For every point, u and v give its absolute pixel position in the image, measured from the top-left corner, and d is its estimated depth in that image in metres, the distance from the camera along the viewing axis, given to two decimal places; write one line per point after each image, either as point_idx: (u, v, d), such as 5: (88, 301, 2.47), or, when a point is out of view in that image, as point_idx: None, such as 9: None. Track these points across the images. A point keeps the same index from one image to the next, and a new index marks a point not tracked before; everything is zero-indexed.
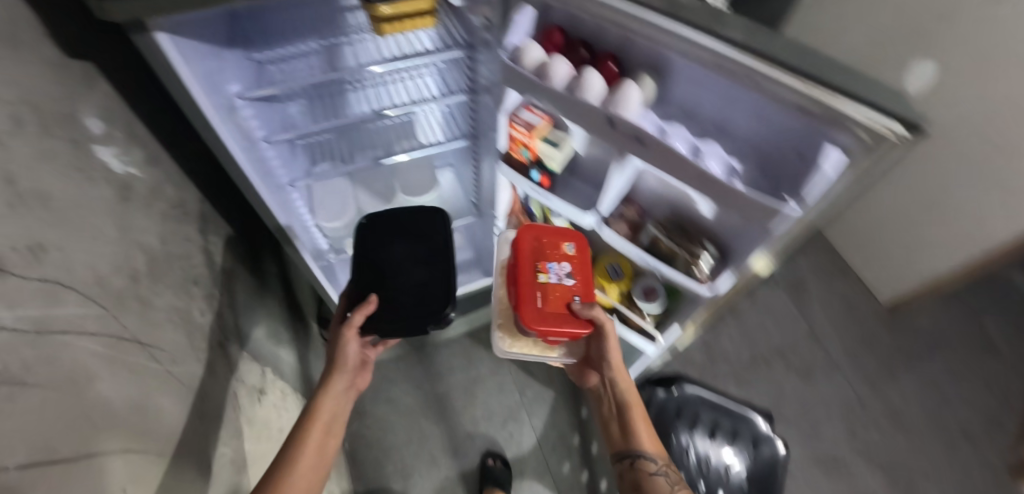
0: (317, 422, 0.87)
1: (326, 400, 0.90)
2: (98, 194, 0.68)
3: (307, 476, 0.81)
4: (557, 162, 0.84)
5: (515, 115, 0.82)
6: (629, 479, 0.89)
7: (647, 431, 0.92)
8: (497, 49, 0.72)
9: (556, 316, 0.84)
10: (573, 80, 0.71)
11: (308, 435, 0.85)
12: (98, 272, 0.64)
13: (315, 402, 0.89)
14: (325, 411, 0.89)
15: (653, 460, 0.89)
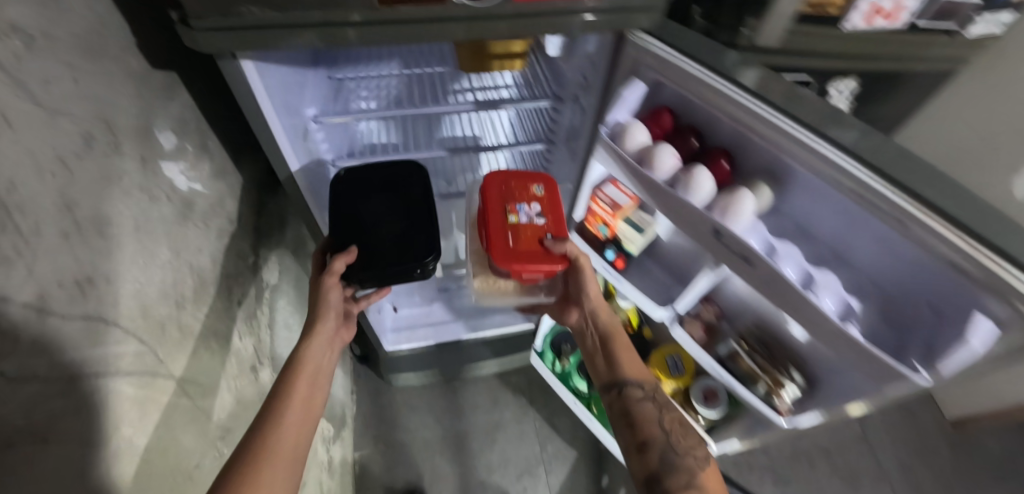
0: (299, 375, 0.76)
1: (309, 352, 0.79)
2: (158, 214, 0.66)
3: (297, 424, 0.69)
4: (637, 245, 0.77)
5: (601, 191, 0.78)
6: (617, 411, 0.79)
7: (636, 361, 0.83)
8: (600, 123, 0.67)
9: (528, 254, 0.72)
10: (679, 173, 0.63)
11: (295, 384, 0.74)
12: (146, 300, 0.62)
13: (298, 355, 0.79)
14: (309, 366, 0.78)
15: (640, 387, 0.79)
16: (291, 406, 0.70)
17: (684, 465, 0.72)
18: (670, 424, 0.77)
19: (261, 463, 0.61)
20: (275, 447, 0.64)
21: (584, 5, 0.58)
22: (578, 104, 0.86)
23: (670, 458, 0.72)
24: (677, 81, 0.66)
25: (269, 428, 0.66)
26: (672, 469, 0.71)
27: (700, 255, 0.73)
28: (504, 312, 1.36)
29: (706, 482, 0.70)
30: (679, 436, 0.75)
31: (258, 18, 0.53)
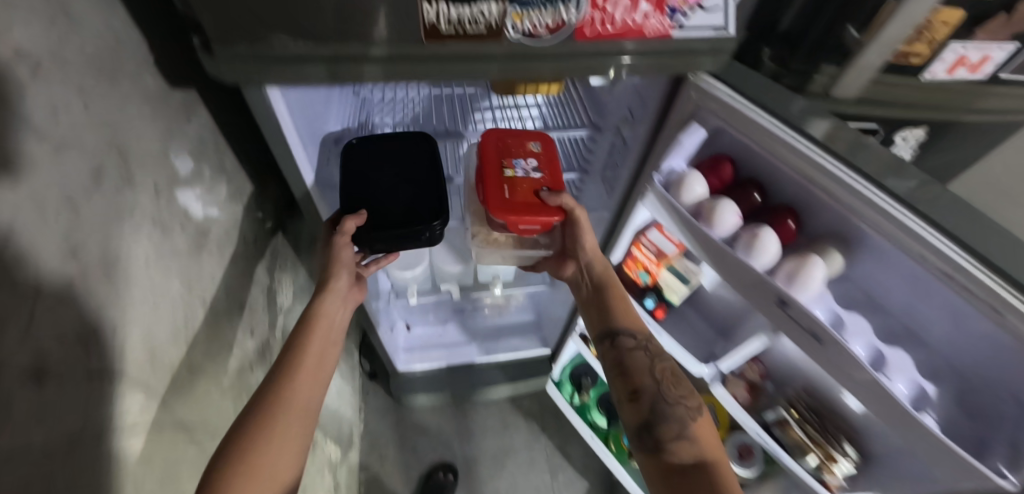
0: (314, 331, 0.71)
1: (323, 308, 0.74)
2: (170, 246, 0.61)
3: (312, 380, 0.67)
4: (681, 296, 0.73)
5: (645, 237, 0.73)
6: (610, 361, 0.71)
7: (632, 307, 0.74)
8: (654, 172, 0.62)
9: (524, 206, 0.69)
10: (744, 234, 0.57)
11: (307, 340, 0.70)
12: (155, 344, 0.57)
13: (316, 310, 0.73)
14: (325, 322, 0.73)
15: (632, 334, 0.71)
16: (305, 365, 0.67)
17: (676, 415, 0.65)
18: (662, 373, 0.69)
19: (272, 424, 0.60)
20: (286, 408, 0.62)
21: (651, 47, 0.52)
22: (620, 138, 0.80)
23: (660, 408, 0.65)
24: (744, 128, 0.60)
25: (281, 388, 0.63)
26: (662, 418, 0.65)
27: (751, 314, 0.67)
28: (520, 336, 1.34)
29: (699, 435, 0.63)
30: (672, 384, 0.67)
31: (288, 48, 0.47)
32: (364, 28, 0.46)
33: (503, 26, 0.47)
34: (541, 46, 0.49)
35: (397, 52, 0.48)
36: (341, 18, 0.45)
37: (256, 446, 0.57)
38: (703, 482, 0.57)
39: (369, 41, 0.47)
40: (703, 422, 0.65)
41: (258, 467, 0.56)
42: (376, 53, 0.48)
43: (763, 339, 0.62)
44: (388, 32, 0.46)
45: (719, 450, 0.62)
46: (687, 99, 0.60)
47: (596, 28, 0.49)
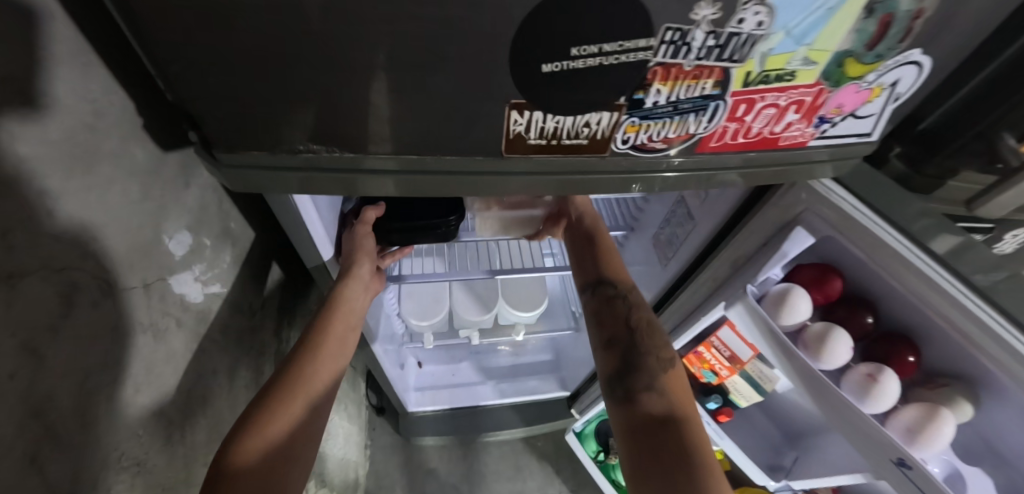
0: (339, 310, 0.69)
1: (349, 292, 0.71)
2: (162, 350, 0.52)
3: (333, 354, 0.65)
4: (751, 401, 0.65)
5: (715, 336, 0.63)
6: (597, 312, 0.68)
7: (616, 261, 0.72)
8: (748, 282, 0.53)
9: None
10: (858, 372, 0.48)
11: (333, 315, 0.68)
12: (153, 471, 0.49)
13: (341, 296, 0.70)
14: (349, 305, 0.71)
15: (609, 285, 0.69)
16: (330, 333, 0.66)
17: (648, 367, 0.63)
18: (637, 323, 0.66)
19: (287, 396, 0.57)
20: (304, 380, 0.59)
21: (780, 153, 0.42)
22: (685, 211, 0.73)
23: (633, 358, 0.63)
24: (866, 245, 0.49)
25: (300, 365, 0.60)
26: (634, 367, 0.63)
27: (834, 437, 0.60)
28: (538, 377, 1.34)
29: (672, 389, 0.61)
30: (645, 334, 0.65)
31: (313, 162, 0.36)
32: (415, 145, 0.35)
33: (610, 138, 0.36)
34: (650, 155, 0.38)
35: (451, 171, 0.38)
36: (389, 135, 0.34)
37: (269, 416, 0.54)
38: (671, 435, 0.55)
39: (419, 157, 0.36)
40: (678, 376, 0.64)
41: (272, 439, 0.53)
42: (424, 173, 0.38)
43: (859, 478, 0.53)
44: (446, 150, 0.36)
45: (691, 403, 0.60)
46: (760, 211, 0.56)
47: (724, 138, 0.38)
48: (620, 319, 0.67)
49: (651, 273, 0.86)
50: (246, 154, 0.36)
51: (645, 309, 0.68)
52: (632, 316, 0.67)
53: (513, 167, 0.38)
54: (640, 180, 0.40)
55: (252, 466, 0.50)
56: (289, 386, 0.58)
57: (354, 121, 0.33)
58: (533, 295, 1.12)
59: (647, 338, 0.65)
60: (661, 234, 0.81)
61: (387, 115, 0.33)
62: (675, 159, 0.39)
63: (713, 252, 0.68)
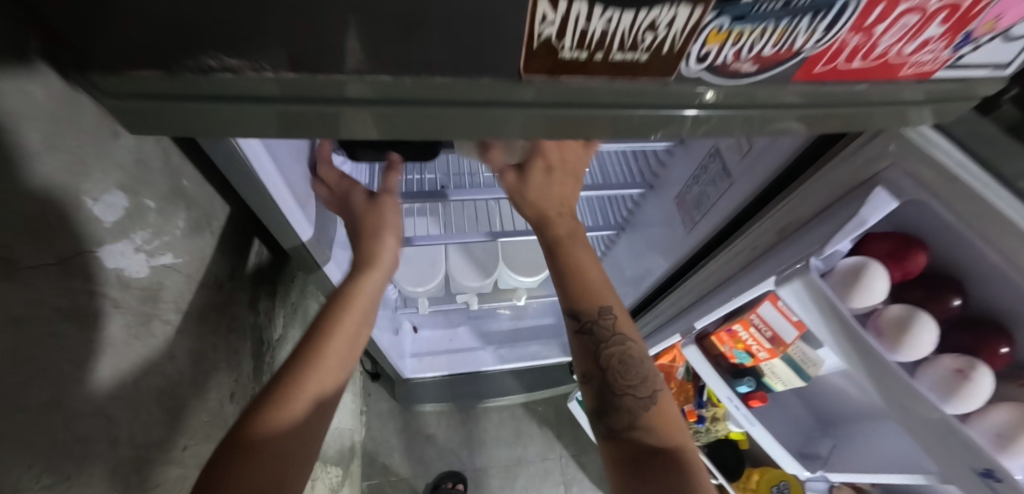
0: (347, 312, 0.57)
1: (358, 289, 0.59)
2: (92, 339, 0.43)
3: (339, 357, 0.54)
4: (789, 386, 0.58)
5: (754, 313, 0.54)
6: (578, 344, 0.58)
7: (587, 276, 0.59)
8: (813, 254, 0.43)
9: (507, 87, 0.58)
10: (944, 366, 0.40)
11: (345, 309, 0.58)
12: (95, 476, 0.43)
13: (351, 297, 0.59)
14: (358, 306, 0.59)
15: (576, 318, 0.58)
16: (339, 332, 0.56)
17: (627, 406, 0.55)
18: (612, 359, 0.57)
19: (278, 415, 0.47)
20: (292, 404, 0.48)
21: (873, 95, 0.32)
22: (720, 165, 0.61)
23: (610, 397, 0.55)
24: (967, 211, 0.39)
25: (289, 386, 0.49)
26: (612, 408, 0.55)
27: (883, 425, 0.54)
28: (540, 342, 1.28)
29: (660, 421, 0.54)
30: (620, 370, 0.56)
31: (235, 86, 0.24)
32: (384, 70, 0.24)
33: (680, 54, 0.24)
34: (734, 82, 0.27)
35: (440, 108, 0.27)
36: (338, 52, 0.23)
37: (247, 458, 0.43)
38: (657, 475, 0.48)
39: (391, 81, 0.25)
40: (665, 406, 0.55)
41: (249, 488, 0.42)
42: (402, 108, 0.27)
43: (918, 479, 0.45)
44: (431, 78, 0.25)
45: (681, 435, 0.54)
46: (828, 166, 0.46)
47: (835, 61, 0.27)
48: (592, 355, 0.57)
49: (673, 239, 0.76)
50: (130, 81, 0.24)
51: (620, 336, 0.57)
52: (604, 353, 0.57)
53: (531, 103, 0.27)
54: (696, 120, 0.30)
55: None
56: (274, 415, 0.47)
57: (280, 25, 0.21)
58: (536, 257, 1.03)
59: (621, 375, 0.56)
60: (687, 193, 0.70)
61: (331, 26, 0.21)
62: (709, 96, 0.28)
63: (756, 215, 0.57)
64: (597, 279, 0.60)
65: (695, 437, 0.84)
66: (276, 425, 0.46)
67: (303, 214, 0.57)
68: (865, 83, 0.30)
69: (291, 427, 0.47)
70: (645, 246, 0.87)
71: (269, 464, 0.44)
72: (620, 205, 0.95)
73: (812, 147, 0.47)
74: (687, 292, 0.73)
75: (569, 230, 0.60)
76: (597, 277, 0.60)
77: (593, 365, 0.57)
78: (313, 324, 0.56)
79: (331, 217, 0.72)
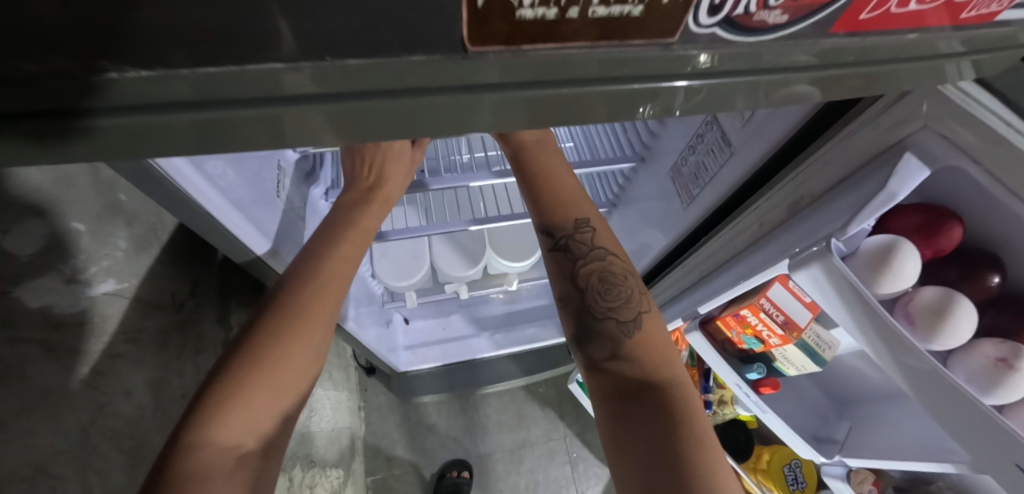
0: (350, 240, 0.54)
1: (363, 222, 0.56)
2: (14, 395, 0.38)
3: (326, 301, 0.50)
4: (802, 371, 0.54)
5: (764, 297, 0.50)
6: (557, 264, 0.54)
7: (560, 190, 0.55)
8: (833, 235, 0.38)
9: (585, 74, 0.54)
10: (983, 354, 0.36)
11: (340, 248, 0.53)
12: None
13: (356, 229, 0.55)
14: (360, 233, 0.55)
15: (552, 235, 0.54)
16: (326, 274, 0.51)
17: (611, 331, 0.51)
18: (591, 279, 0.53)
19: (261, 376, 0.44)
20: (298, 325, 0.48)
21: (906, 49, 0.26)
22: (719, 133, 0.55)
23: (591, 322, 0.51)
24: (1010, 175, 0.34)
25: (289, 307, 0.49)
26: (591, 334, 0.51)
27: (909, 407, 0.51)
28: (535, 324, 1.24)
29: (644, 352, 0.49)
30: (600, 289, 0.52)
31: (151, 93, 0.17)
32: (271, 64, 0.17)
33: (687, 4, 0.19)
34: (757, 39, 0.22)
35: (364, 112, 0.20)
36: (211, 37, 0.16)
37: (254, 378, 0.44)
38: (643, 406, 0.45)
39: (281, 71, 0.17)
40: (652, 329, 0.52)
41: (255, 407, 0.44)
42: (331, 117, 0.20)
43: (949, 468, 0.42)
44: (346, 76, 0.18)
45: (667, 366, 0.49)
46: (848, 129, 0.40)
47: (885, 5, 0.22)
48: (571, 274, 0.53)
49: (670, 213, 0.70)
50: (112, 89, 0.17)
51: (599, 252, 0.53)
52: (582, 272, 0.53)
53: (486, 92, 0.21)
54: (688, 92, 0.24)
55: (234, 438, 0.42)
56: (277, 334, 0.47)
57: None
58: (525, 240, 0.98)
59: (602, 296, 0.52)
60: (682, 163, 0.64)
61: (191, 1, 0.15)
62: (703, 60, 0.23)
63: (762, 188, 0.52)
64: (570, 192, 0.56)
65: None
66: (281, 346, 0.46)
67: (254, 226, 0.51)
68: (900, 35, 0.25)
69: (297, 349, 0.47)
70: (640, 223, 0.82)
71: (274, 386, 0.45)
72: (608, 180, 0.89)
73: (824, 110, 0.42)
74: (686, 273, 0.68)
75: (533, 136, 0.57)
76: (569, 188, 0.56)
77: (572, 285, 0.53)
78: (314, 245, 0.53)
79: (302, 219, 0.65)
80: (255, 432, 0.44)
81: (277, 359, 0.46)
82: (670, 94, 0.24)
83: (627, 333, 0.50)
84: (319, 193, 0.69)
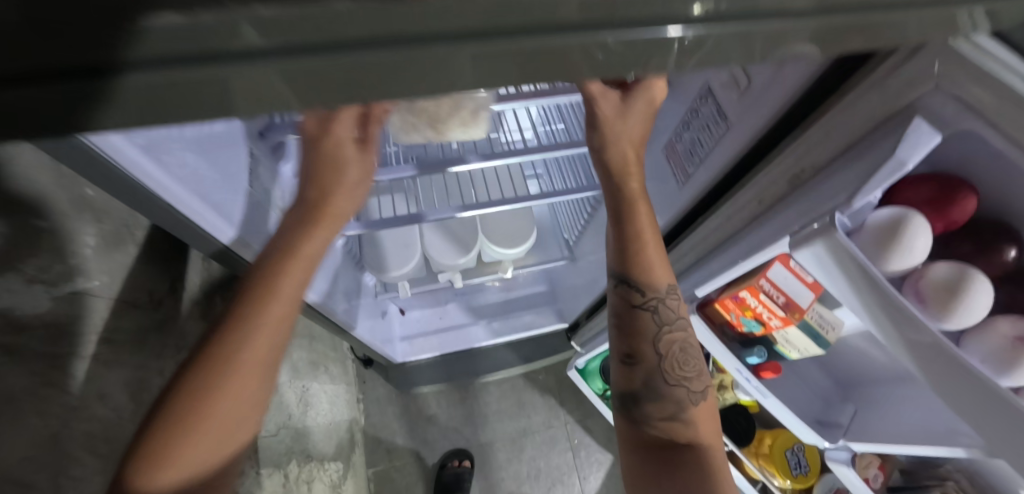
0: (287, 276, 0.46)
1: (304, 250, 0.47)
2: None
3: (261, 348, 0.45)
4: (805, 354, 0.52)
5: (763, 277, 0.47)
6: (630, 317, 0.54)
7: (646, 248, 0.53)
8: (838, 209, 0.35)
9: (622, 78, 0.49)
10: (1000, 334, 0.34)
11: (275, 282, 0.45)
12: None
13: (294, 259, 0.46)
14: (304, 263, 0.47)
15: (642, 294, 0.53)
16: (261, 319, 0.45)
17: (676, 396, 0.53)
18: (671, 346, 0.53)
19: (195, 430, 0.42)
20: (232, 377, 0.44)
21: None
22: (713, 108, 0.52)
23: (660, 385, 0.53)
24: None
25: (226, 353, 0.44)
26: (655, 394, 0.53)
27: (916, 389, 0.49)
28: (533, 311, 1.22)
29: (699, 417, 0.53)
30: (680, 359, 0.53)
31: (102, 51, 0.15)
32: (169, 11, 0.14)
33: None
34: None
35: (321, 69, 0.17)
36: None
37: (185, 433, 0.42)
38: (688, 464, 0.49)
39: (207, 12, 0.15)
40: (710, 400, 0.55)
41: (192, 464, 0.42)
42: (285, 75, 0.17)
43: (959, 453, 0.39)
44: (275, 27, 0.16)
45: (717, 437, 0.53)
46: (852, 94, 0.37)
47: None
48: (652, 337, 0.53)
49: (665, 193, 0.68)
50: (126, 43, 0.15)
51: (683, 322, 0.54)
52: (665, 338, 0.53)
53: (442, 49, 0.18)
54: (674, 47, 0.21)
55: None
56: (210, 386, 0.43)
57: None
58: (518, 226, 0.95)
59: (680, 365, 0.53)
60: (677, 139, 0.61)
61: None
62: (696, 8, 0.20)
63: (760, 163, 0.49)
64: (657, 253, 0.54)
65: None
66: (214, 401, 0.43)
67: (220, 218, 0.50)
68: None
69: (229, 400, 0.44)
70: None
71: (213, 439, 0.44)
72: None
73: (825, 75, 0.39)
74: (682, 255, 0.66)
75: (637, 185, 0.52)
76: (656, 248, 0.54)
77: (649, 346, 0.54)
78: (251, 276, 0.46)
79: (274, 205, 0.62)
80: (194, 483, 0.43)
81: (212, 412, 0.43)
82: (654, 50, 0.21)
83: (690, 401, 0.53)
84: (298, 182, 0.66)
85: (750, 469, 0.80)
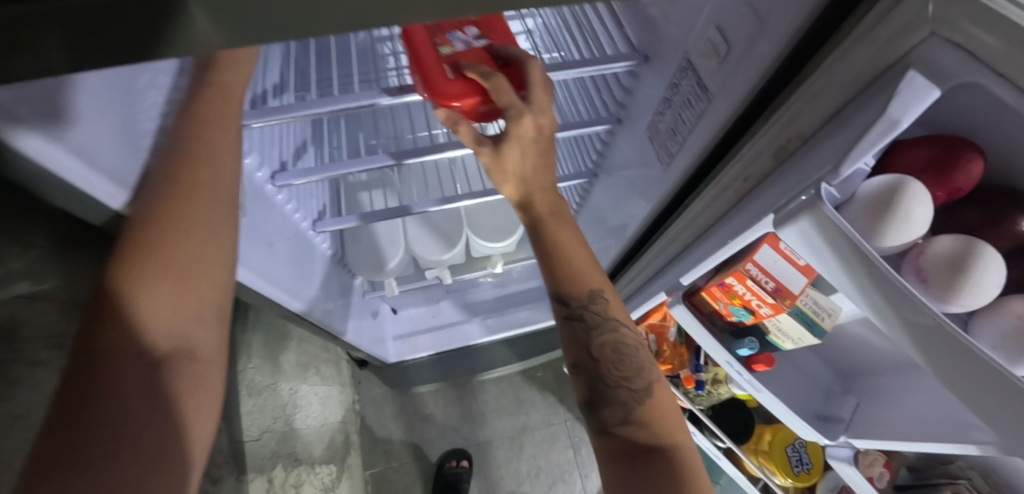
0: (212, 108, 0.43)
1: (221, 82, 0.44)
2: None
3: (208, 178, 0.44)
4: (800, 344, 0.48)
5: (750, 262, 0.44)
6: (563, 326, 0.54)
7: (572, 261, 0.53)
8: (823, 180, 0.32)
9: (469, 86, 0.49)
10: (1011, 313, 0.29)
11: (207, 110, 0.43)
12: None
13: (213, 89, 0.43)
14: (227, 104, 0.44)
15: (565, 303, 0.53)
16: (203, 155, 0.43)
17: (623, 398, 0.51)
18: (605, 349, 0.52)
19: (160, 274, 0.41)
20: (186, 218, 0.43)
21: None
22: (693, 81, 0.48)
23: (604, 390, 0.51)
24: None
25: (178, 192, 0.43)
26: (605, 401, 0.51)
27: (924, 380, 0.44)
28: (529, 306, 1.17)
29: (657, 416, 0.50)
30: (615, 359, 0.52)
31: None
32: None
33: None
34: None
35: None
36: None
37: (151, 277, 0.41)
38: (661, 470, 0.46)
39: None
40: (663, 397, 0.52)
41: (160, 312, 0.42)
42: None
43: (971, 451, 0.35)
44: None
45: (680, 432, 0.50)
46: (840, 50, 0.32)
47: None
48: (583, 343, 0.53)
49: (650, 177, 0.64)
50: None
51: (614, 323, 0.53)
52: (597, 343, 0.52)
53: None
54: None
55: (149, 346, 0.41)
56: (168, 233, 0.42)
57: None
58: (504, 220, 0.92)
59: (617, 364, 0.52)
60: (660, 118, 0.57)
61: None
62: None
63: (746, 136, 0.45)
64: (584, 261, 0.53)
65: (697, 400, 0.78)
66: (162, 257, 0.41)
67: None
68: None
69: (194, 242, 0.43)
70: (618, 189, 0.75)
71: (181, 284, 0.43)
72: (583, 148, 0.84)
73: (811, 31, 0.34)
74: (669, 243, 0.62)
75: (550, 206, 0.54)
76: (580, 258, 0.53)
77: (585, 354, 0.53)
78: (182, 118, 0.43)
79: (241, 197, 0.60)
80: (172, 336, 0.43)
81: (171, 255, 0.42)
82: None
83: (637, 401, 0.50)
84: (264, 177, 0.59)
85: (749, 466, 0.76)
